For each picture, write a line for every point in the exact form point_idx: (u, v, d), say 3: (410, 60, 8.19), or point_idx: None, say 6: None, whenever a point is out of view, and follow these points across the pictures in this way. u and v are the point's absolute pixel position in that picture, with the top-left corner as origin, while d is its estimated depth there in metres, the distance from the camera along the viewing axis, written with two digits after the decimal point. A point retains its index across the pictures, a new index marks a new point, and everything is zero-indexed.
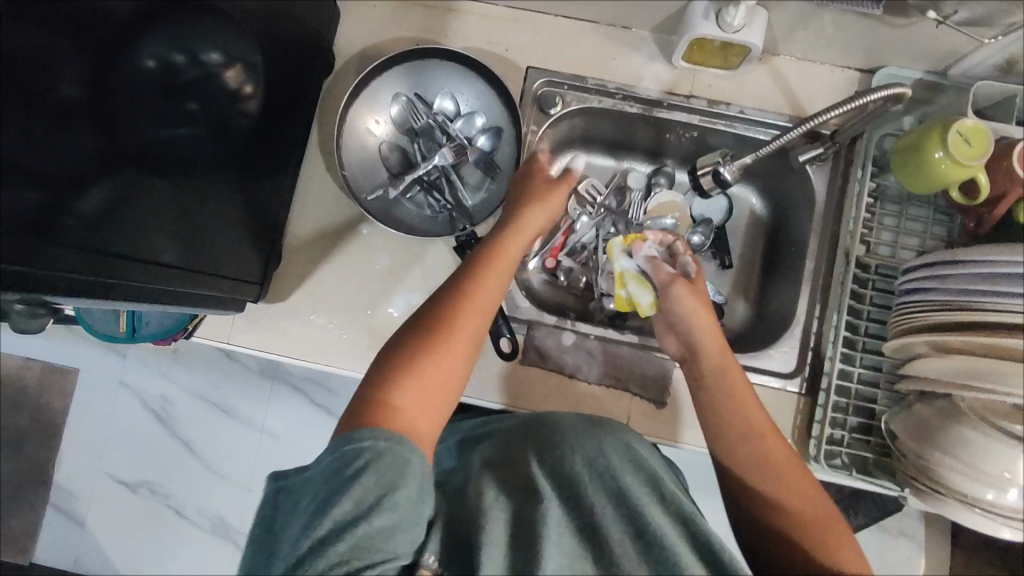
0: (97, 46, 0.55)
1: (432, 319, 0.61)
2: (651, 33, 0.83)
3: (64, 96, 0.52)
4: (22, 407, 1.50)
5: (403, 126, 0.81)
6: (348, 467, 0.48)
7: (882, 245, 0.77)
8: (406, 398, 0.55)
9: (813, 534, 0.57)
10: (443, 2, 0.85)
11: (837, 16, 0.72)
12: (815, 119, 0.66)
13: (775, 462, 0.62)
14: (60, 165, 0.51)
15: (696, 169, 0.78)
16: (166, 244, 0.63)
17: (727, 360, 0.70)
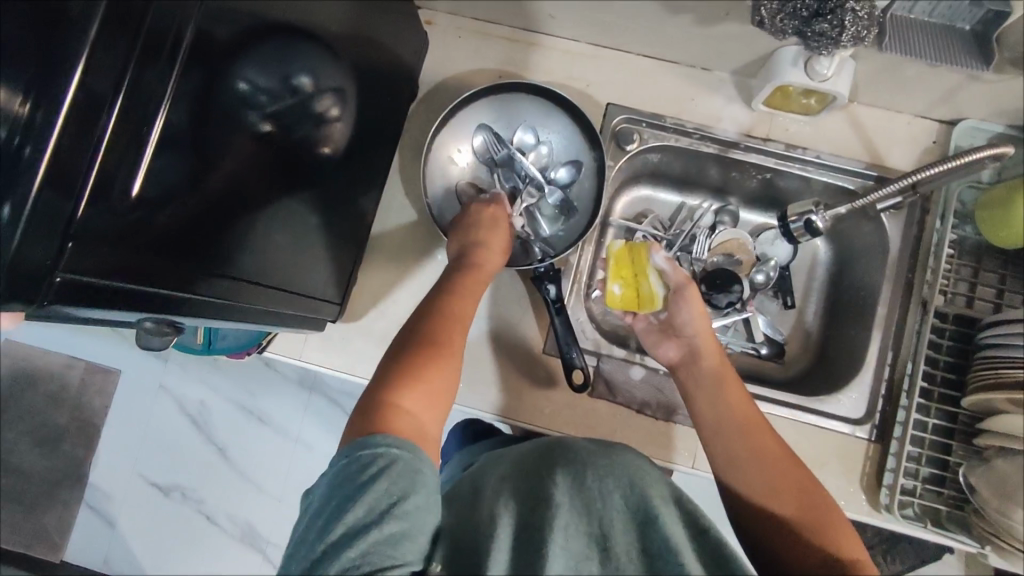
0: (202, 63, 0.48)
1: (417, 332, 0.66)
2: (730, 76, 0.84)
3: (169, 125, 0.46)
4: (64, 405, 1.51)
5: (484, 155, 0.82)
6: (362, 472, 0.51)
7: (959, 296, 0.77)
8: (409, 399, 0.58)
9: (809, 528, 0.57)
10: (527, 36, 0.87)
11: (925, 69, 0.73)
12: (914, 175, 0.72)
13: (770, 459, 0.63)
14: (165, 196, 0.47)
15: (787, 217, 0.77)
16: (263, 262, 0.62)
17: (723, 365, 0.72)
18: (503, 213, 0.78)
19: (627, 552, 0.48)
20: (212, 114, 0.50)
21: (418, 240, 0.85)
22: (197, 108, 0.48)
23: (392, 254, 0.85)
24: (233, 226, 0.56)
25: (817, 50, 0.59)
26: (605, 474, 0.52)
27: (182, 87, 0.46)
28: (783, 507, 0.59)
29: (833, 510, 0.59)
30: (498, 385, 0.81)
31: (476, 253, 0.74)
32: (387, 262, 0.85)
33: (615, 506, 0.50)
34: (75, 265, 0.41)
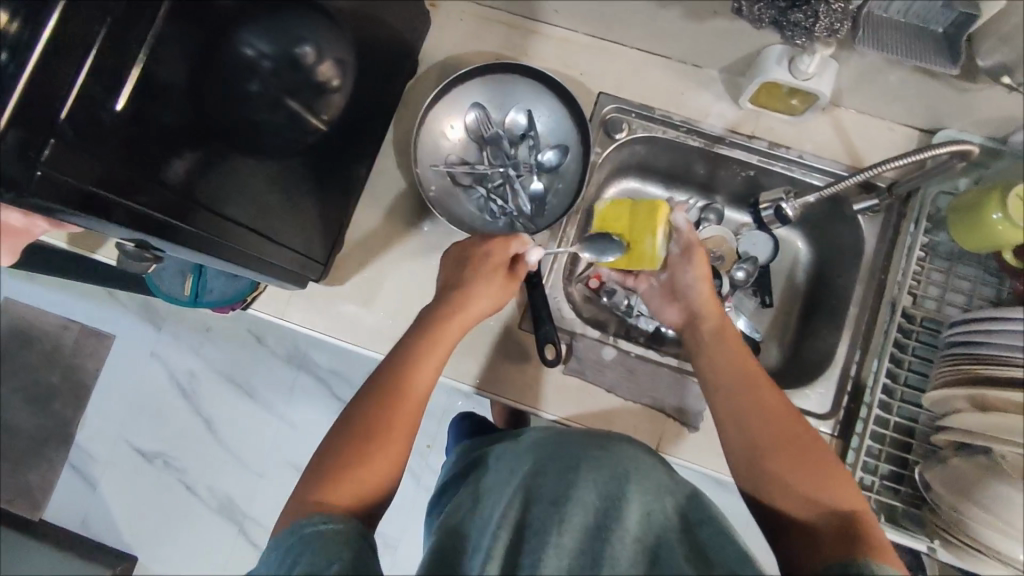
0: (201, 27, 0.53)
1: (361, 414, 0.64)
2: (720, 73, 0.87)
3: (161, 76, 0.52)
4: (57, 365, 1.54)
5: (474, 132, 0.84)
6: (293, 549, 0.50)
7: (929, 299, 0.78)
8: (338, 497, 0.58)
9: (805, 482, 0.61)
10: (527, 23, 0.90)
11: (906, 74, 0.75)
12: (874, 169, 0.73)
13: (770, 411, 0.65)
14: (155, 138, 0.53)
15: (758, 203, 0.80)
16: (248, 209, 0.67)
17: (723, 327, 0.74)
18: (498, 257, 0.72)
19: (623, 544, 0.53)
20: (214, 73, 0.54)
21: (406, 212, 0.87)
22: (192, 64, 0.54)
23: (380, 224, 0.87)
24: (215, 172, 0.61)
25: (792, 39, 0.63)
26: (602, 473, 0.57)
27: (174, 43, 0.52)
28: (778, 467, 0.62)
29: (833, 467, 0.62)
30: (474, 356, 0.83)
31: (463, 302, 0.70)
32: (374, 231, 0.87)
33: (627, 506, 0.55)
34: (63, 163, 0.47)
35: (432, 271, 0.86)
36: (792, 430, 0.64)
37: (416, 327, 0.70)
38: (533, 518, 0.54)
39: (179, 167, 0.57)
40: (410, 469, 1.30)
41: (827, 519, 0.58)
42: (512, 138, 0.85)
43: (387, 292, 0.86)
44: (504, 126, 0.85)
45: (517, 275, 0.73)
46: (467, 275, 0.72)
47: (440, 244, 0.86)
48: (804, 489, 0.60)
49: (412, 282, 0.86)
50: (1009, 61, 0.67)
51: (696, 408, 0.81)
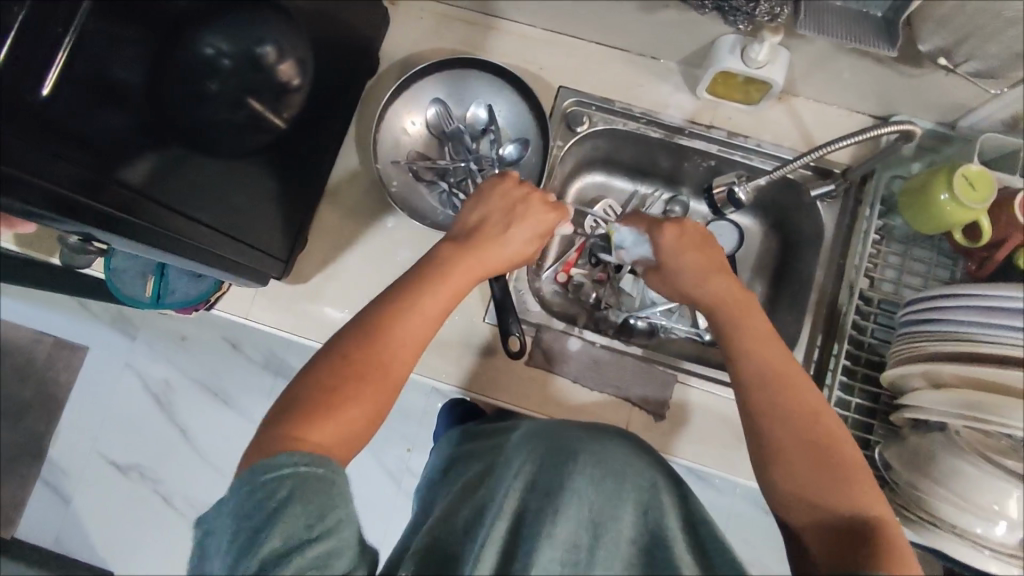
0: (157, 31, 0.57)
1: (355, 346, 0.59)
2: (678, 65, 0.88)
3: (114, 77, 0.55)
4: (27, 379, 1.51)
5: (436, 127, 0.86)
6: (270, 499, 0.48)
7: (886, 281, 0.80)
8: (318, 434, 0.54)
9: (827, 490, 0.54)
10: (486, 20, 0.91)
11: (854, 62, 0.76)
12: (824, 148, 0.72)
13: (798, 413, 0.58)
14: (103, 134, 0.55)
15: (711, 187, 0.80)
16: (211, 208, 0.69)
17: (752, 320, 0.65)
18: (509, 191, 0.70)
19: (615, 543, 0.54)
20: (169, 72, 0.59)
21: (370, 209, 0.87)
22: (145, 66, 0.57)
23: (343, 222, 0.87)
24: (168, 169, 0.62)
25: (735, 22, 0.68)
26: (592, 462, 0.58)
27: (130, 48, 0.55)
28: (798, 473, 0.56)
29: (860, 474, 0.55)
30: (441, 351, 0.83)
31: (481, 240, 0.67)
32: (339, 228, 0.87)
33: (624, 505, 0.56)
34: (20, 162, 0.48)
35: (397, 267, 0.85)
36: (819, 430, 0.58)
37: (426, 262, 0.66)
38: (528, 511, 0.55)
39: (129, 163, 0.58)
40: (388, 472, 1.29)
41: (843, 524, 0.53)
42: (474, 132, 0.86)
43: (352, 289, 0.85)
44: (466, 121, 0.86)
45: (552, 218, 0.70)
46: (484, 217, 0.69)
47: (404, 240, 0.86)
48: (830, 500, 0.54)
49: (377, 278, 0.85)
50: (946, 46, 0.69)
51: (660, 396, 0.81)
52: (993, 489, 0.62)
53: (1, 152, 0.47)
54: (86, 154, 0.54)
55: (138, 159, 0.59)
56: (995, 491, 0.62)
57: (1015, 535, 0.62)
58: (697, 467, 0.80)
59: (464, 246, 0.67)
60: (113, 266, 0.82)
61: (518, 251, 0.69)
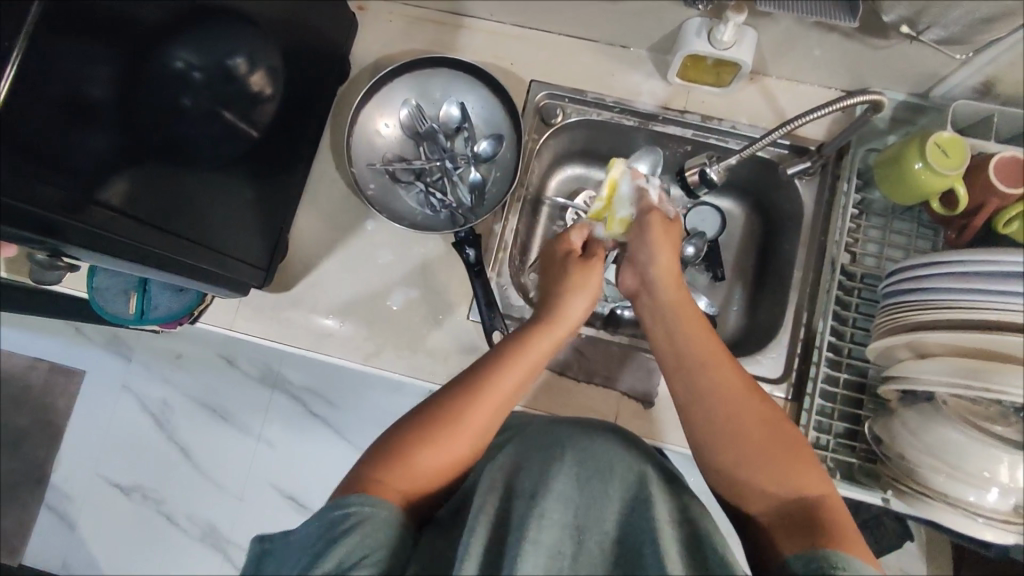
0: (128, 48, 0.58)
1: (448, 404, 0.61)
2: (648, 52, 0.88)
3: (88, 96, 0.55)
4: (26, 406, 1.52)
5: (408, 128, 0.85)
6: (331, 530, 0.50)
7: (868, 255, 0.80)
8: (398, 480, 0.56)
9: (771, 479, 0.57)
10: (454, 18, 0.91)
11: (821, 37, 0.76)
12: (794, 123, 0.71)
13: (738, 400, 0.61)
14: (82, 155, 0.55)
15: (684, 169, 0.81)
16: (193, 224, 0.69)
17: (680, 294, 0.70)
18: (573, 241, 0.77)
19: (600, 542, 0.54)
20: (141, 88, 0.60)
21: (350, 213, 0.87)
22: (117, 84, 0.58)
23: (323, 228, 0.87)
24: (150, 186, 0.63)
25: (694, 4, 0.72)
26: (576, 459, 0.59)
27: (101, 68, 0.56)
28: (741, 462, 0.58)
29: (807, 462, 0.57)
30: (426, 350, 0.83)
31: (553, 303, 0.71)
32: (319, 234, 0.87)
33: (608, 503, 0.56)
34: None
35: (377, 270, 0.85)
36: (761, 413, 0.60)
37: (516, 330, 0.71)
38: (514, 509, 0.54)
39: (111, 175, 0.58)
40: None
41: (788, 509, 0.55)
42: (448, 131, 0.86)
43: (335, 294, 0.85)
44: (439, 120, 0.86)
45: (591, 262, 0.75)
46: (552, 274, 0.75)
47: (384, 243, 0.86)
48: (771, 487, 0.57)
49: (358, 281, 0.85)
50: (909, 15, 0.69)
51: (649, 383, 0.81)
52: (984, 456, 0.61)
53: None
54: (69, 167, 0.54)
55: (121, 170, 0.59)
56: (986, 459, 0.61)
57: (1007, 501, 0.61)
58: (691, 454, 0.80)
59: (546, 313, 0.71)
60: (96, 285, 0.82)
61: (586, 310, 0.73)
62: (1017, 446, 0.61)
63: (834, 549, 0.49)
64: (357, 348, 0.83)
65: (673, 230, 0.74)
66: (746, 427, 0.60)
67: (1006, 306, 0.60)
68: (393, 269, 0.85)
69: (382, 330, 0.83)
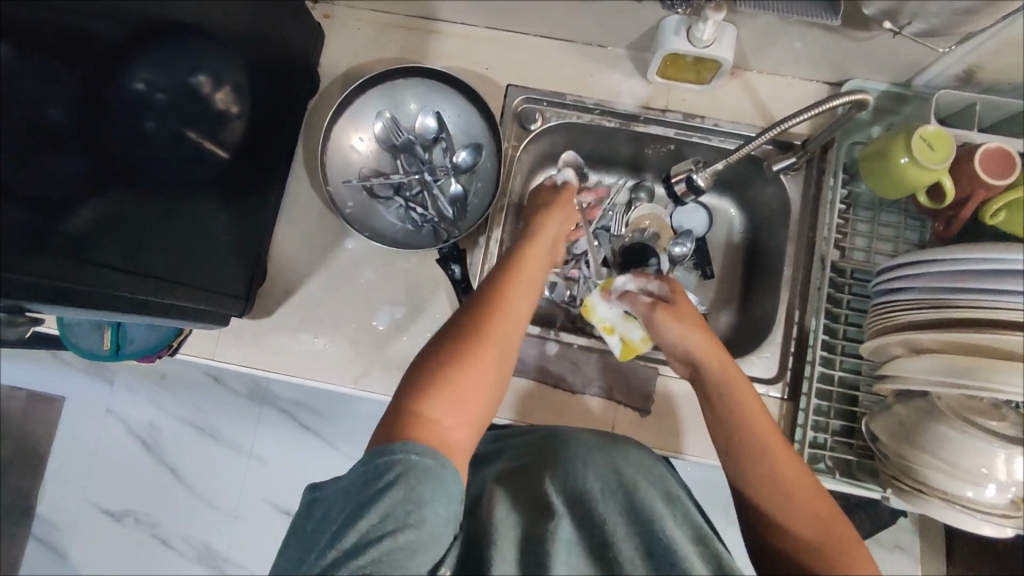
0: (87, 68, 0.56)
1: (465, 326, 0.60)
2: (626, 51, 0.86)
3: (51, 120, 0.53)
4: (6, 436, 1.47)
5: (383, 141, 0.82)
6: (378, 478, 0.48)
7: (856, 250, 0.79)
8: (442, 409, 0.54)
9: (807, 550, 0.56)
10: (425, 23, 0.88)
11: (802, 31, 0.75)
12: (780, 125, 0.70)
13: (788, 490, 0.58)
14: (49, 186, 0.53)
15: (670, 177, 0.77)
16: (164, 260, 0.66)
17: (727, 376, 0.65)
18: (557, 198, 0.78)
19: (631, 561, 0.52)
20: (103, 110, 0.58)
21: (329, 232, 0.85)
22: (76, 105, 0.55)
23: (303, 249, 0.84)
24: (114, 215, 0.59)
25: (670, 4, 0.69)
26: (591, 471, 0.60)
27: (61, 88, 0.54)
28: (787, 536, 0.57)
29: (848, 536, 0.56)
30: None
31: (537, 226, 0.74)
32: (298, 255, 0.84)
33: (613, 511, 0.56)
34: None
35: (361, 289, 0.83)
36: (815, 498, 0.58)
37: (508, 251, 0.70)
38: (531, 524, 0.54)
39: (71, 208, 0.55)
40: None
41: None
42: (424, 142, 0.83)
43: (318, 317, 0.83)
44: (415, 131, 0.83)
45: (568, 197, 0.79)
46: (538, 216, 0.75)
47: (366, 261, 0.83)
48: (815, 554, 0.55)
49: (342, 301, 0.83)
50: (889, 8, 0.67)
51: (644, 391, 0.80)
52: (981, 453, 0.62)
53: None
54: (26, 203, 0.51)
55: (81, 204, 0.56)
56: (982, 455, 0.61)
57: (1005, 495, 0.62)
58: (688, 459, 0.79)
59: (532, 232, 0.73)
60: (68, 321, 0.79)
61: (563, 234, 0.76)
62: (1011, 441, 0.62)
63: None
64: (345, 371, 0.81)
65: (683, 311, 0.70)
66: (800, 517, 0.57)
67: (1001, 303, 0.59)
68: (377, 288, 0.83)
69: (370, 351, 0.81)
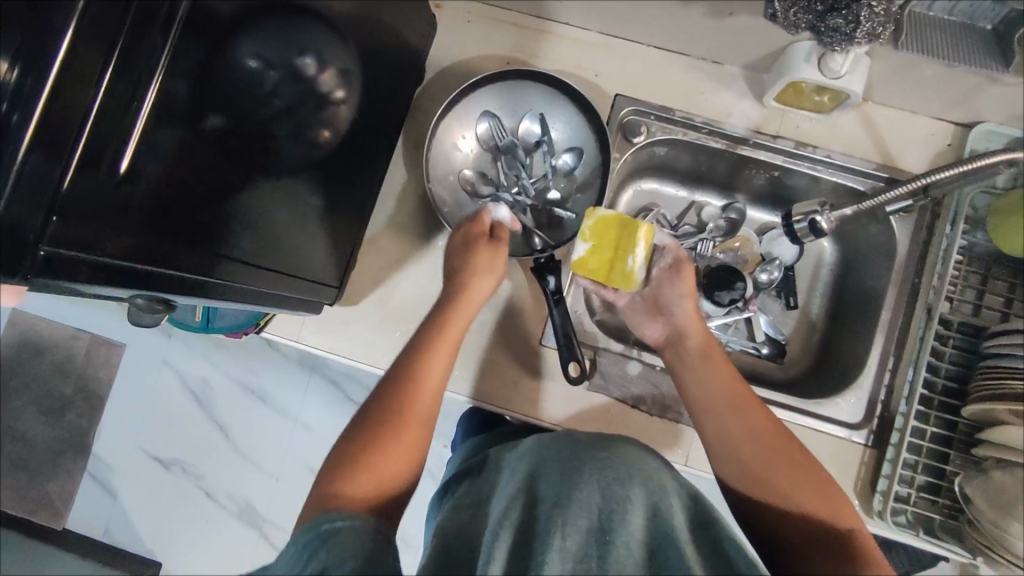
0: (215, 36, 0.48)
1: (375, 407, 0.62)
2: (742, 71, 0.83)
3: (172, 96, 0.46)
4: (70, 375, 1.51)
5: (487, 143, 0.82)
6: (306, 548, 0.47)
7: (966, 303, 0.76)
8: (355, 486, 0.56)
9: (806, 505, 0.60)
10: (537, 22, 0.86)
11: (942, 70, 0.71)
12: (922, 178, 0.72)
13: (768, 442, 0.64)
14: (174, 177, 0.49)
15: (791, 216, 0.77)
16: (253, 245, 0.62)
17: (707, 339, 0.72)
18: (502, 238, 0.74)
19: (628, 547, 0.48)
20: (221, 93, 0.50)
21: (421, 227, 0.85)
22: (198, 84, 0.48)
23: (392, 240, 0.85)
24: (227, 203, 0.56)
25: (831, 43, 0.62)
26: (604, 468, 0.53)
27: (181, 61, 0.46)
28: (784, 498, 0.61)
29: (834, 488, 0.62)
30: (496, 374, 0.81)
31: (460, 281, 0.71)
32: (388, 245, 0.85)
33: (627, 508, 0.50)
34: (65, 240, 0.42)
35: None
36: (791, 454, 0.63)
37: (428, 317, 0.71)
38: (540, 518, 0.50)
39: (177, 187, 0.50)
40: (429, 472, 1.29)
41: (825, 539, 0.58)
42: (527, 146, 0.82)
43: (402, 310, 0.83)
44: (518, 134, 0.82)
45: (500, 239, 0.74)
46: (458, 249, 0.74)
47: None
48: (809, 518, 0.60)
49: (427, 297, 0.83)
50: None
51: None
52: None
53: (69, 237, 0.42)
54: (150, 196, 0.48)
55: (187, 182, 0.50)
56: None
57: None
58: None
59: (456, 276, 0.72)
60: None
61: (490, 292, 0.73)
62: None
63: None
64: None
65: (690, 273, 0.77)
66: (785, 472, 0.62)
67: None
68: None
69: None
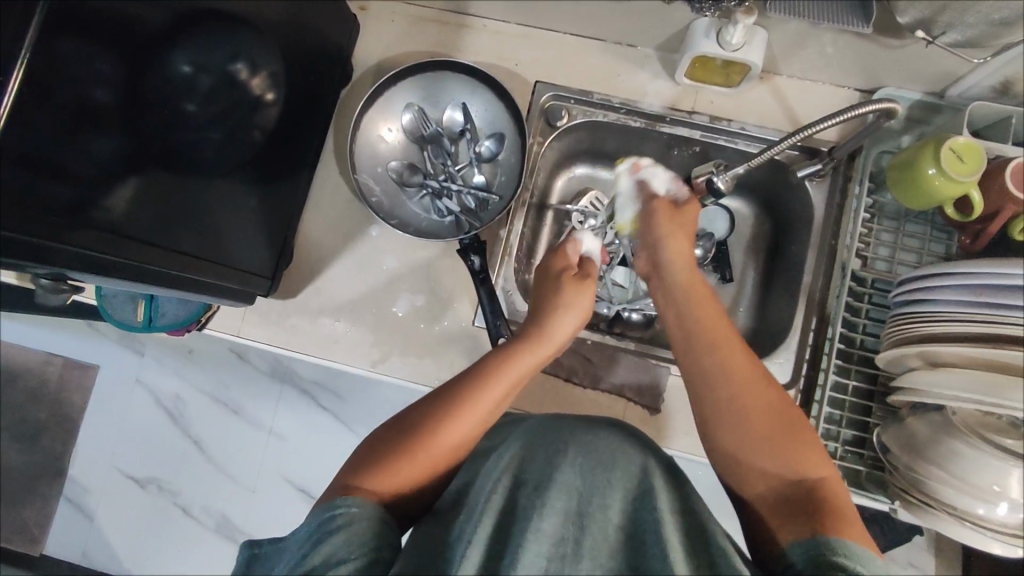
0: (135, 51, 0.56)
1: (422, 420, 0.60)
2: (656, 51, 0.86)
3: (95, 99, 0.53)
4: (40, 400, 1.49)
5: (413, 133, 0.85)
6: (320, 530, 0.50)
7: (879, 259, 0.78)
8: (380, 485, 0.56)
9: (775, 453, 0.58)
10: (457, 17, 0.89)
11: (835, 36, 0.74)
12: (803, 131, 0.70)
13: (748, 379, 0.61)
14: (94, 168, 0.54)
15: (691, 177, 0.80)
16: (182, 234, 0.65)
17: (690, 275, 0.71)
18: (586, 303, 0.72)
19: (606, 530, 0.51)
20: (144, 95, 0.58)
21: (358, 220, 0.87)
22: (122, 92, 0.55)
23: (330, 233, 0.87)
24: (151, 192, 0.60)
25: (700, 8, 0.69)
26: (585, 454, 0.56)
27: (100, 68, 0.53)
28: (753, 444, 0.59)
29: (811, 438, 0.59)
30: (433, 357, 0.83)
31: (547, 321, 0.70)
32: (326, 237, 0.87)
33: (612, 493, 0.54)
34: None
35: (385, 275, 0.85)
36: (774, 401, 0.61)
37: (507, 342, 0.68)
38: (522, 503, 0.52)
39: (107, 185, 0.55)
40: None
41: (791, 492, 0.56)
42: (452, 134, 0.86)
43: (340, 301, 0.85)
44: (442, 123, 0.86)
45: (586, 276, 0.74)
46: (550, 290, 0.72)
47: (391, 248, 0.86)
48: (774, 466, 0.57)
49: (365, 286, 0.85)
50: (923, 17, 0.66)
51: (652, 391, 0.81)
52: (993, 470, 0.60)
53: None
54: (67, 184, 0.52)
55: (118, 185, 0.56)
56: (995, 472, 0.60)
57: (1017, 515, 0.60)
58: (696, 459, 0.81)
59: (538, 330, 0.69)
60: (104, 292, 0.84)
61: (569, 334, 0.72)
62: None
63: (841, 537, 0.50)
64: (364, 354, 0.83)
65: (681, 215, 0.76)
66: (757, 416, 0.59)
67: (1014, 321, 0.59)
68: (399, 275, 0.85)
69: (392, 335, 0.83)
